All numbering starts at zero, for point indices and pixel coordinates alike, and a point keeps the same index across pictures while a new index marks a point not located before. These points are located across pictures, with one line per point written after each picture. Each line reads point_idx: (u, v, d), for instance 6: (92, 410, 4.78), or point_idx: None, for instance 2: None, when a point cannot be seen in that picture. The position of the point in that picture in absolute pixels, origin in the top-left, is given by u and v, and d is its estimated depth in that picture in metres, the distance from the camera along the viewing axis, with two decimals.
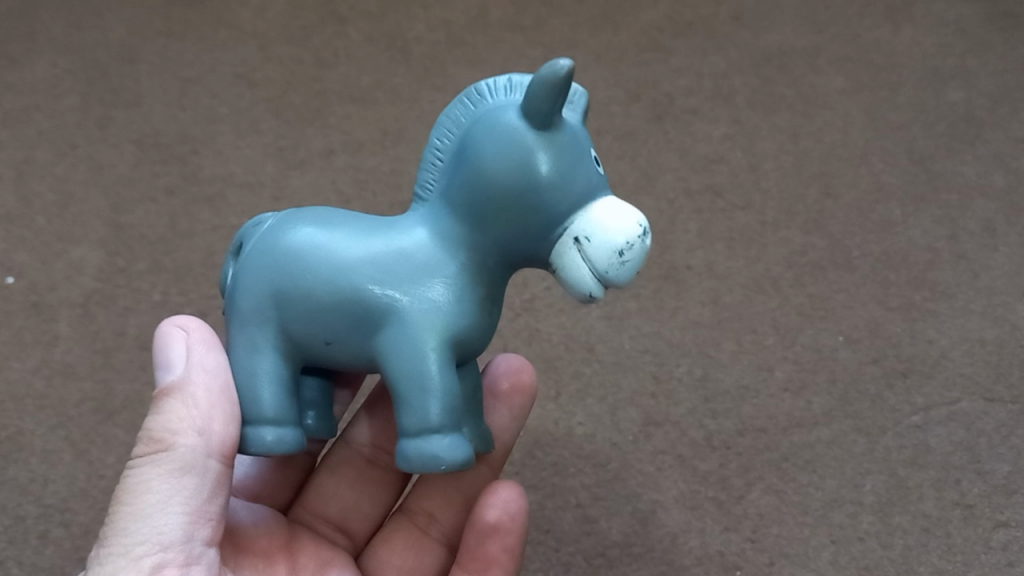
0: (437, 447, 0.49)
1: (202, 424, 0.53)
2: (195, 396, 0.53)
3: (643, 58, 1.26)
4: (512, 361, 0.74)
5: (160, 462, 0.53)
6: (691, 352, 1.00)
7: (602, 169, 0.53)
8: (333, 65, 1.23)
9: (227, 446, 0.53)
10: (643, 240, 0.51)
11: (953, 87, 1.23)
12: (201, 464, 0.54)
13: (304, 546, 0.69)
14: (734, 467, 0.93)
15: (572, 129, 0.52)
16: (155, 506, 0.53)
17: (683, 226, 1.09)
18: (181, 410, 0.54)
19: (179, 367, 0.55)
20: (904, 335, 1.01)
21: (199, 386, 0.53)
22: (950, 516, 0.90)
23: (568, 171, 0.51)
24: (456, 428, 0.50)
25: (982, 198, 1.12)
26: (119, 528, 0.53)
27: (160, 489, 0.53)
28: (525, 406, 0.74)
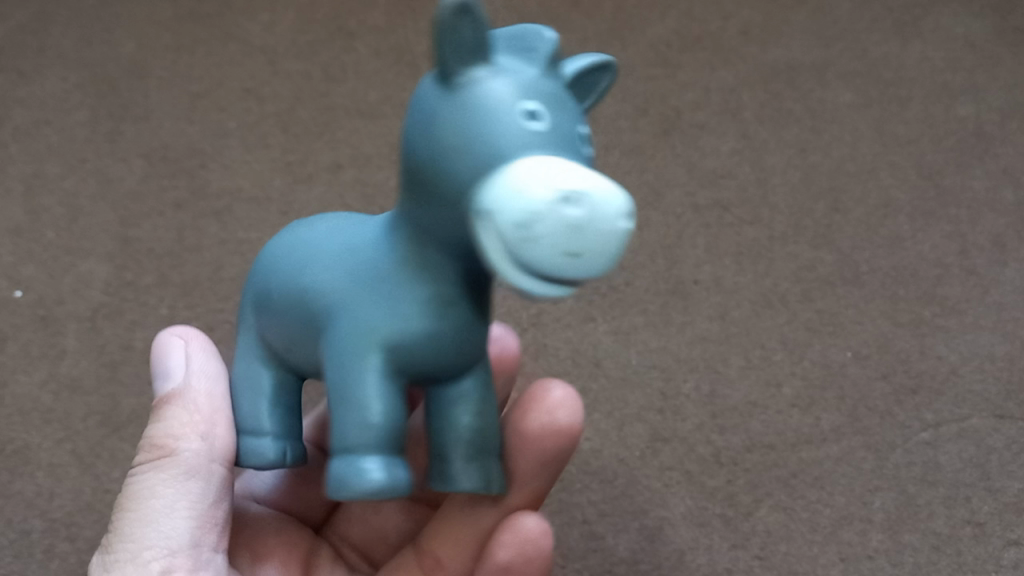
0: (352, 470, 0.46)
1: (205, 427, 0.54)
2: (198, 402, 0.55)
3: (651, 72, 1.26)
4: (547, 396, 0.64)
5: (164, 468, 0.54)
6: (699, 367, 1.00)
7: (552, 132, 0.44)
8: (341, 80, 1.23)
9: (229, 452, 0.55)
10: (557, 213, 0.41)
11: (962, 103, 1.23)
12: (205, 468, 0.54)
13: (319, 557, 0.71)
14: (742, 483, 0.92)
15: (509, 85, 0.45)
16: (160, 510, 0.54)
17: (691, 241, 1.09)
18: (183, 415, 0.55)
19: (179, 375, 0.57)
20: (914, 351, 1.01)
21: (201, 392, 0.55)
22: (960, 534, 0.89)
23: (480, 134, 0.44)
24: (393, 452, 0.47)
25: (991, 213, 1.12)
26: (124, 535, 0.53)
27: (166, 493, 0.54)
28: (564, 445, 0.63)
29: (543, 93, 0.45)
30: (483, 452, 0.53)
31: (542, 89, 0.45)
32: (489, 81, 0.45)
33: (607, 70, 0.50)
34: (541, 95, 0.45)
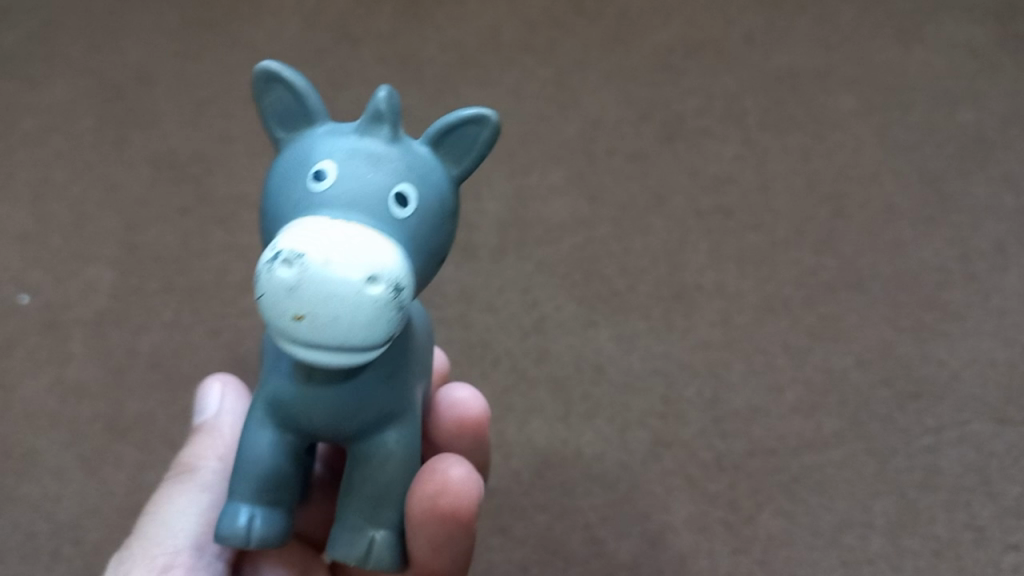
0: (223, 517, 0.49)
1: (224, 453, 0.63)
2: (221, 434, 0.65)
3: (654, 79, 1.26)
4: (446, 469, 0.54)
5: (185, 479, 0.61)
6: (701, 372, 1.00)
7: (338, 187, 0.43)
8: (346, 84, 1.23)
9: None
10: (273, 269, 0.40)
11: (964, 109, 1.23)
12: (220, 483, 0.61)
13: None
14: (744, 488, 0.92)
15: (323, 142, 0.46)
16: (176, 512, 0.59)
17: (693, 246, 1.10)
18: (208, 441, 0.64)
19: (211, 412, 0.67)
20: (915, 356, 1.01)
21: (226, 425, 0.65)
22: (960, 538, 0.89)
23: (280, 192, 0.45)
24: (264, 505, 0.49)
25: (993, 218, 1.12)
26: (143, 534, 0.58)
27: (182, 499, 0.59)
28: (450, 530, 0.54)
29: (354, 147, 0.45)
30: (378, 521, 0.50)
31: (361, 146, 0.45)
32: (312, 142, 0.46)
33: (485, 123, 0.48)
34: (358, 151, 0.45)
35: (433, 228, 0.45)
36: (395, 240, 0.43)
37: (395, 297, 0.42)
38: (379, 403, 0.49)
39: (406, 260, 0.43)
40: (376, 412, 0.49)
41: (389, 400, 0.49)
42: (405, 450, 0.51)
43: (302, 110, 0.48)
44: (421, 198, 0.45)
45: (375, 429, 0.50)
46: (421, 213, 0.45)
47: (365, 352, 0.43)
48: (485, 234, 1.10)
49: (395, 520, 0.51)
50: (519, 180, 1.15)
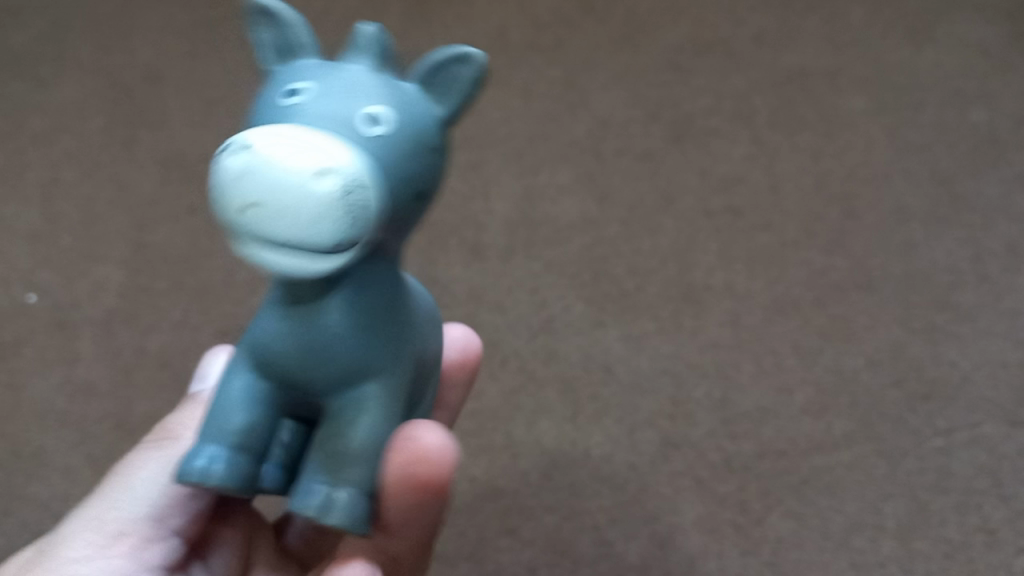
0: (184, 462, 0.43)
1: None
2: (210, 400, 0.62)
3: (663, 78, 1.26)
4: (421, 434, 0.48)
5: (158, 447, 0.58)
6: (710, 373, 1.00)
7: (310, 97, 0.38)
8: None
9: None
10: (228, 159, 0.36)
11: (976, 109, 1.22)
12: None
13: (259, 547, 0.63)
14: (753, 490, 0.92)
15: (298, 69, 0.41)
16: (140, 478, 0.56)
17: (702, 246, 1.09)
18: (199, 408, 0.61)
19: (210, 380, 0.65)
20: (926, 357, 1.00)
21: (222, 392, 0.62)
22: (972, 541, 0.88)
23: (253, 109, 0.40)
24: (228, 453, 0.43)
25: (1005, 219, 1.11)
26: (104, 497, 0.56)
27: (150, 465, 0.57)
28: (422, 496, 0.49)
29: (334, 68, 0.40)
30: (342, 482, 0.43)
31: (340, 68, 0.40)
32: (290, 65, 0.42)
33: (474, 59, 0.42)
34: (334, 72, 0.40)
35: (413, 149, 0.39)
36: (364, 146, 0.38)
37: (361, 190, 0.36)
38: (354, 352, 0.43)
39: (373, 162, 0.37)
40: (348, 362, 0.43)
41: (367, 351, 0.43)
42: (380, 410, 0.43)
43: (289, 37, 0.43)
44: (399, 122, 0.39)
45: (347, 383, 0.43)
46: (400, 132, 0.39)
47: (331, 260, 0.37)
48: (493, 234, 1.10)
49: (364, 483, 0.43)
50: (527, 180, 1.15)
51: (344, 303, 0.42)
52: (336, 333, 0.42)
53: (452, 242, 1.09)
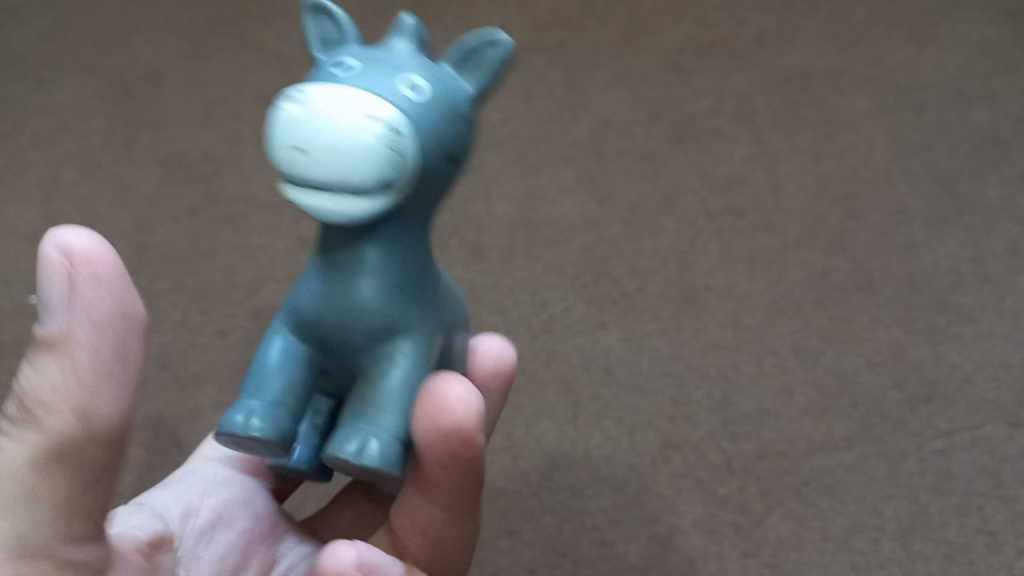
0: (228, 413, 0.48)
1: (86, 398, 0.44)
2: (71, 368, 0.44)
3: (664, 79, 1.26)
4: (452, 391, 0.48)
5: (28, 437, 0.44)
6: (711, 374, 0.99)
7: (359, 68, 0.44)
8: None
9: (112, 420, 0.45)
10: (284, 112, 0.43)
11: (978, 109, 1.22)
12: (75, 446, 0.44)
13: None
14: (753, 491, 0.92)
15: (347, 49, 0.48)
16: (14, 481, 0.44)
17: (703, 248, 1.09)
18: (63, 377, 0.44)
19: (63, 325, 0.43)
20: (928, 359, 1.00)
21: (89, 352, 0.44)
22: (973, 543, 0.88)
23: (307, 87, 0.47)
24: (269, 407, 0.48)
25: (1007, 220, 1.11)
26: None
27: (21, 463, 0.44)
28: (455, 451, 0.49)
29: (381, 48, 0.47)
30: (382, 427, 0.47)
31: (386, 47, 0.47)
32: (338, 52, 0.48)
33: (499, 42, 0.48)
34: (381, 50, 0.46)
35: (447, 120, 0.46)
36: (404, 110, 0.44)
37: (389, 138, 0.42)
38: (399, 301, 0.48)
39: (413, 124, 0.44)
40: (394, 312, 0.48)
41: (412, 303, 0.48)
42: (422, 359, 0.49)
43: (339, 39, 0.49)
44: (439, 90, 0.46)
45: (395, 335, 0.48)
46: (436, 98, 0.45)
47: (365, 201, 0.43)
48: (493, 234, 1.10)
49: (396, 430, 0.47)
50: (528, 181, 1.15)
51: (391, 260, 0.48)
52: (381, 285, 0.48)
53: (453, 242, 1.09)
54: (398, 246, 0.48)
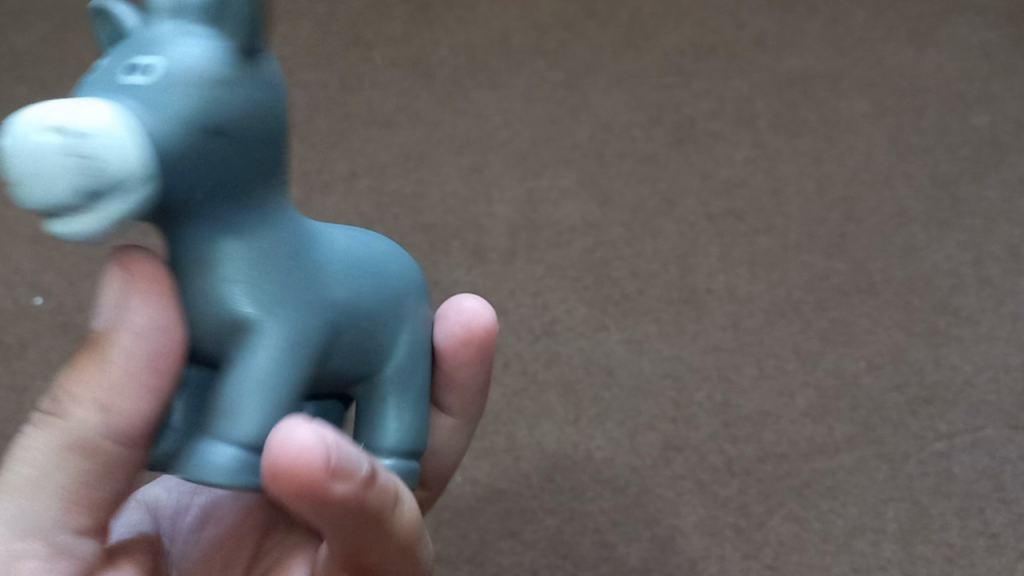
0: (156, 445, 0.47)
1: (105, 399, 0.44)
2: (109, 372, 0.45)
3: (665, 82, 1.27)
4: (285, 444, 0.38)
5: (53, 428, 0.45)
6: (712, 376, 1.00)
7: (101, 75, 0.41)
8: (357, 89, 1.25)
9: (137, 430, 0.45)
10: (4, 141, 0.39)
11: (978, 112, 1.23)
12: (94, 444, 0.45)
13: (274, 525, 0.59)
14: (755, 493, 0.92)
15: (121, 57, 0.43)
16: (36, 470, 0.45)
17: (704, 250, 1.09)
18: (93, 376, 0.45)
19: (107, 321, 0.45)
20: (928, 361, 1.00)
21: (120, 352, 0.44)
22: (974, 545, 0.88)
23: None
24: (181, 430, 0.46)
25: (1007, 223, 1.11)
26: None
27: (45, 455, 0.45)
28: (314, 505, 0.40)
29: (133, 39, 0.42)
30: (225, 436, 0.41)
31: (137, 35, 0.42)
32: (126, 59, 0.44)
33: None
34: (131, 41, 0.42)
35: (191, 90, 0.40)
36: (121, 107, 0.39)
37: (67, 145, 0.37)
38: (226, 294, 0.42)
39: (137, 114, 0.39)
40: (228, 306, 0.42)
41: (246, 290, 0.42)
42: (268, 347, 0.42)
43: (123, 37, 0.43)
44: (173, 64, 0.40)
45: (235, 330, 0.42)
46: (170, 72, 0.40)
47: (85, 219, 0.39)
48: (495, 236, 1.10)
49: (248, 436, 0.41)
50: (529, 183, 1.15)
51: (213, 251, 0.42)
52: (204, 286, 0.43)
53: (454, 244, 1.09)
54: (223, 233, 0.42)
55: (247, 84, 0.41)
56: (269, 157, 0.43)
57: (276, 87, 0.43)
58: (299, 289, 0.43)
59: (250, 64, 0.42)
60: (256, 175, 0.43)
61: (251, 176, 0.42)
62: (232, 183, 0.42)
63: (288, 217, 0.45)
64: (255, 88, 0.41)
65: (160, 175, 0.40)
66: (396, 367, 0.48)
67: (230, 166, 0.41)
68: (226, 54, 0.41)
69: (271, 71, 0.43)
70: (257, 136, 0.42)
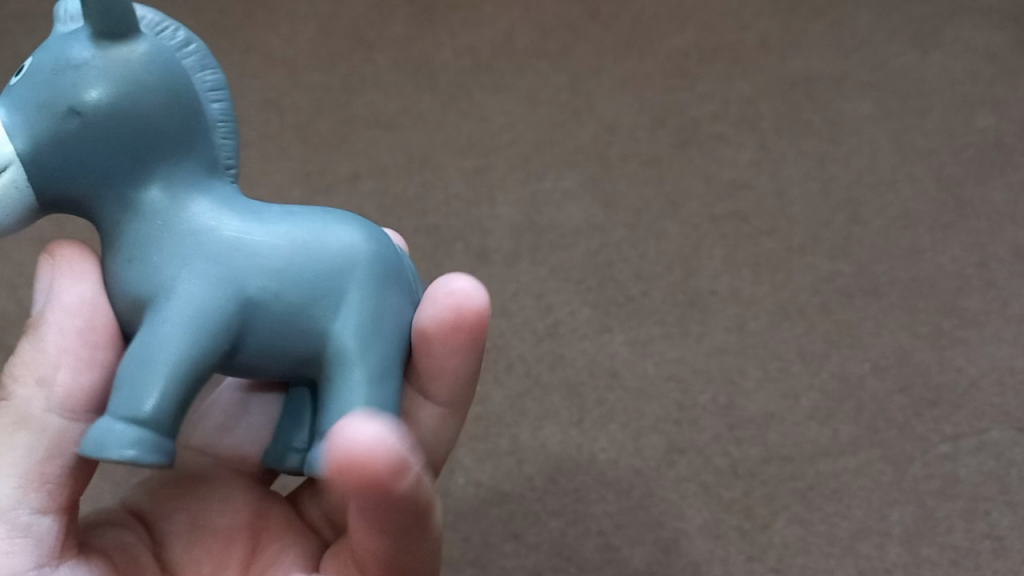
0: None
1: (43, 371, 0.49)
2: (44, 349, 0.49)
3: (669, 84, 1.26)
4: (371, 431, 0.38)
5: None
6: (716, 379, 0.99)
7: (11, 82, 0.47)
8: (360, 91, 1.25)
9: (79, 399, 0.49)
10: None
11: (982, 114, 1.22)
12: (38, 417, 0.49)
13: (269, 528, 0.59)
14: (759, 496, 0.92)
15: None
16: None
17: (708, 252, 1.09)
18: (31, 357, 0.49)
19: (41, 308, 0.50)
20: (933, 363, 1.00)
21: (51, 330, 0.49)
22: (979, 548, 0.88)
23: None
24: None
25: (1012, 225, 1.11)
26: None
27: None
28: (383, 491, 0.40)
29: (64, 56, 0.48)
30: (116, 411, 0.43)
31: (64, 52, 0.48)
32: None
33: None
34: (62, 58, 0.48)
35: (56, 85, 0.45)
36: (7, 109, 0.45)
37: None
38: (129, 274, 0.46)
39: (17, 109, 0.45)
40: (131, 285, 0.46)
41: (141, 268, 0.46)
42: (159, 326, 0.44)
43: None
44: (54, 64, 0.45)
45: (141, 307, 0.46)
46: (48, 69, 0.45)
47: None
48: (498, 238, 1.10)
49: (132, 408, 0.43)
50: (533, 186, 1.15)
51: (119, 234, 0.47)
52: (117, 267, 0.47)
53: (457, 246, 1.09)
54: (125, 217, 0.47)
55: (104, 68, 0.45)
56: (155, 137, 0.46)
57: (157, 69, 0.46)
58: (192, 264, 0.45)
59: (116, 53, 0.45)
60: (139, 155, 0.46)
61: (133, 158, 0.46)
62: (116, 167, 0.46)
63: (198, 196, 0.47)
64: (111, 74, 0.45)
65: (31, 165, 0.45)
66: (344, 342, 0.47)
67: (104, 150, 0.45)
68: (89, 45, 0.45)
69: (161, 56, 0.46)
70: (125, 117, 0.45)
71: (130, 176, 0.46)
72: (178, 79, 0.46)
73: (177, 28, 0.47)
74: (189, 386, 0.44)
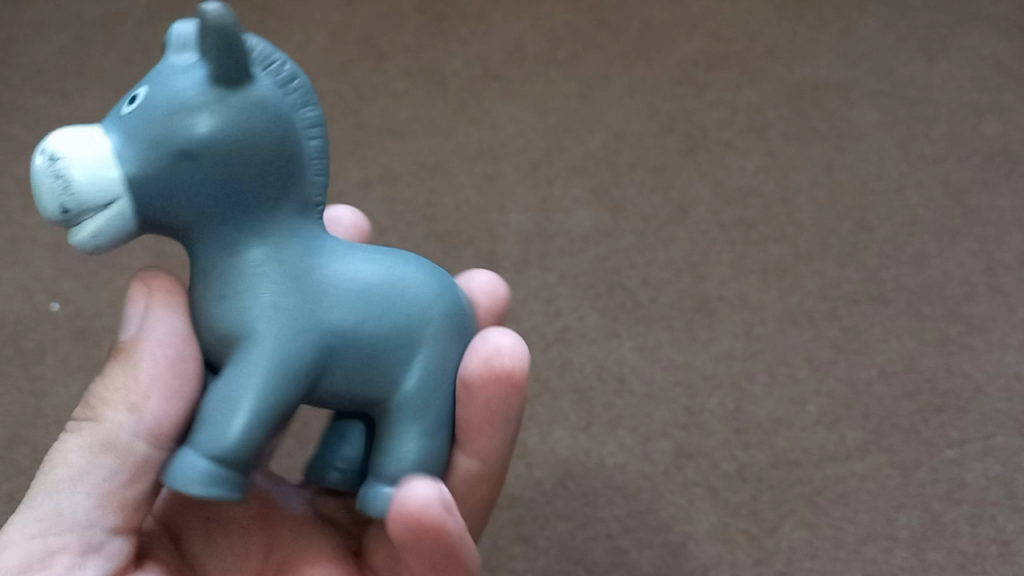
0: None
1: (136, 400, 0.51)
2: (137, 376, 0.52)
3: (677, 91, 1.28)
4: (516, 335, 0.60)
5: (87, 433, 0.52)
6: (724, 384, 1.00)
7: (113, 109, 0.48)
8: (371, 99, 1.26)
9: (163, 428, 0.52)
10: (40, 165, 0.46)
11: (989, 122, 1.23)
12: (125, 442, 0.51)
13: (283, 519, 0.64)
14: (767, 499, 0.92)
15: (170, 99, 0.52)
16: (72, 473, 0.51)
17: (716, 258, 1.10)
18: (122, 382, 0.52)
19: (135, 331, 0.53)
20: (939, 369, 1.01)
21: (145, 358, 0.52)
22: (985, 552, 0.89)
23: None
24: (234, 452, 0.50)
25: (1017, 231, 1.12)
26: (37, 491, 0.52)
27: (78, 458, 0.51)
28: None
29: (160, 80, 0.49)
30: (200, 447, 0.46)
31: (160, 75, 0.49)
32: None
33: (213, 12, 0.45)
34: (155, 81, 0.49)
35: (165, 123, 0.46)
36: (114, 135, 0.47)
37: (51, 168, 0.46)
38: (220, 309, 0.48)
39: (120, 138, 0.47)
40: (221, 320, 0.48)
41: (234, 307, 0.48)
42: (248, 368, 0.46)
43: None
44: (161, 99, 0.47)
45: (228, 343, 0.48)
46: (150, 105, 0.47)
47: (105, 214, 0.47)
48: (508, 244, 1.11)
49: (215, 445, 0.45)
50: (542, 192, 1.16)
51: (212, 271, 0.49)
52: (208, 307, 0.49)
53: (467, 251, 1.10)
54: (217, 251, 0.49)
55: (215, 109, 0.46)
56: (259, 180, 0.48)
57: (265, 113, 0.47)
58: (283, 311, 0.48)
59: (227, 96, 0.46)
60: (240, 197, 0.48)
61: (232, 200, 0.48)
62: (213, 207, 0.48)
63: (294, 238, 0.49)
64: (222, 116, 0.46)
65: (135, 197, 0.47)
66: (411, 392, 0.50)
67: (203, 189, 0.47)
68: (201, 86, 0.46)
69: (272, 101, 0.48)
70: (231, 161, 0.47)
71: (226, 217, 0.48)
72: (286, 124, 0.48)
73: (285, 62, 0.49)
74: (269, 425, 0.46)
